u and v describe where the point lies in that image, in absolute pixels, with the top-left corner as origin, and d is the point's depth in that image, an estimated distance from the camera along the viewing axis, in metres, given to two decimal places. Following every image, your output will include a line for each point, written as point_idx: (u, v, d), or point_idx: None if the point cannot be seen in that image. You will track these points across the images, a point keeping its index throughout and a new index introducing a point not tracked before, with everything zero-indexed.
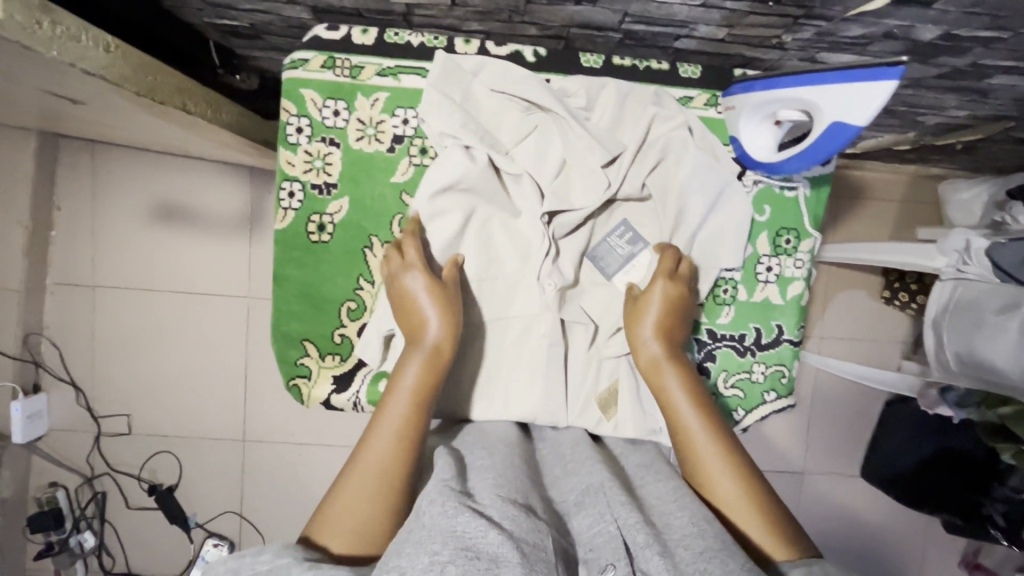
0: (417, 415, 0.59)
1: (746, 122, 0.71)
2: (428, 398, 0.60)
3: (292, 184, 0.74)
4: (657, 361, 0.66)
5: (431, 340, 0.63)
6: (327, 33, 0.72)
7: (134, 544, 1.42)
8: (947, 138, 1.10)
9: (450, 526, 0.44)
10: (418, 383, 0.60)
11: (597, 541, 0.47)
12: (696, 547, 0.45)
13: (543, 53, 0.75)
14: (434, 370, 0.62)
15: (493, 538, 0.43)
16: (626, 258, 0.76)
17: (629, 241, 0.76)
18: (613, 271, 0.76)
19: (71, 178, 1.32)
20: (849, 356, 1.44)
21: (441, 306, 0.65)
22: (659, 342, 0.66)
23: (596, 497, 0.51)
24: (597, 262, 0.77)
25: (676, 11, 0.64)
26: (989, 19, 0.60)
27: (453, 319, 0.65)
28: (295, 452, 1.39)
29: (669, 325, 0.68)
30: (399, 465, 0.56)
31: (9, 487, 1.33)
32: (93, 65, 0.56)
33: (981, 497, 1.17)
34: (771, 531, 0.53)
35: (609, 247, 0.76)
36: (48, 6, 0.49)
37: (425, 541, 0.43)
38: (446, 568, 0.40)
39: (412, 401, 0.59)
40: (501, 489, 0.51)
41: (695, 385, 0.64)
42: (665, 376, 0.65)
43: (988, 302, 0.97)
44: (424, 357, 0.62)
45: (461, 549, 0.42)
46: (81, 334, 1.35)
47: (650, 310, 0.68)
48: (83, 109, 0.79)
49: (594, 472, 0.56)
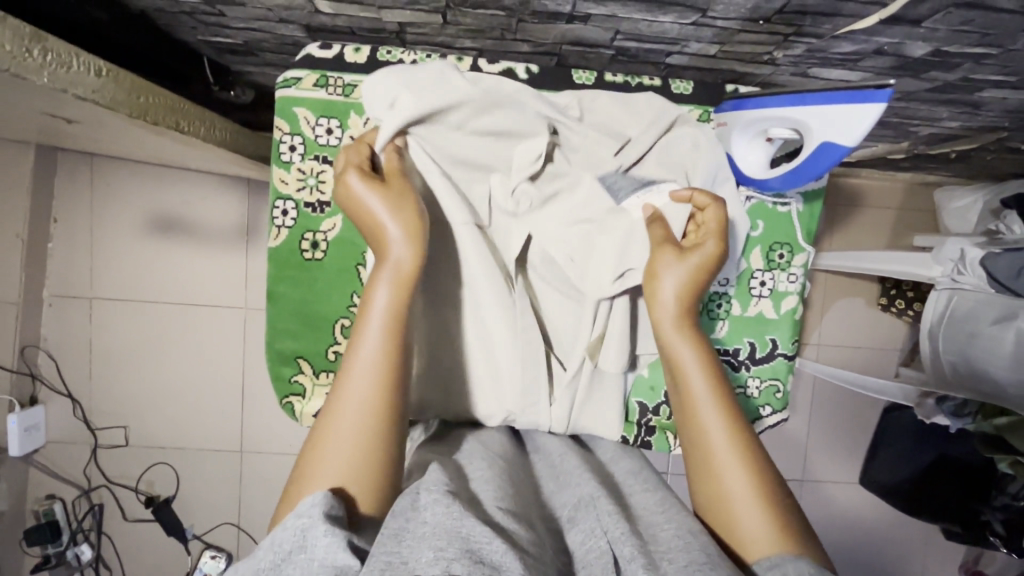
0: (393, 349, 0.54)
1: (738, 139, 0.71)
2: (402, 324, 0.55)
3: (286, 202, 0.74)
4: (674, 330, 0.61)
5: (399, 257, 0.56)
6: (320, 52, 0.73)
7: (132, 557, 1.41)
8: (941, 147, 1.11)
9: (455, 527, 0.42)
10: (390, 309, 0.55)
11: (588, 557, 0.47)
12: (680, 559, 0.44)
13: (535, 70, 0.75)
14: (404, 286, 0.56)
15: (499, 546, 0.41)
16: (641, 183, 0.70)
17: (646, 178, 0.71)
18: (624, 195, 0.70)
19: (68, 191, 1.32)
20: (846, 364, 1.44)
21: (406, 217, 0.58)
22: (680, 308, 0.61)
23: (588, 511, 0.51)
24: (608, 184, 0.70)
25: (667, 29, 0.65)
26: (978, 36, 0.60)
27: (420, 224, 0.58)
28: (293, 463, 1.39)
29: (696, 288, 0.62)
30: (382, 403, 0.52)
31: (6, 500, 1.32)
32: (84, 90, 0.56)
33: (980, 505, 1.18)
34: (777, 531, 0.50)
35: (624, 176, 0.71)
36: (39, 34, 0.49)
37: (428, 538, 0.41)
38: (451, 565, 0.38)
39: (386, 325, 0.54)
40: (493, 502, 0.50)
41: (713, 364, 0.60)
42: (683, 348, 0.60)
43: (986, 313, 0.97)
44: (391, 278, 0.56)
45: (466, 550, 0.40)
46: (78, 346, 1.35)
47: (675, 271, 0.62)
48: (78, 126, 0.80)
49: (585, 484, 0.56)
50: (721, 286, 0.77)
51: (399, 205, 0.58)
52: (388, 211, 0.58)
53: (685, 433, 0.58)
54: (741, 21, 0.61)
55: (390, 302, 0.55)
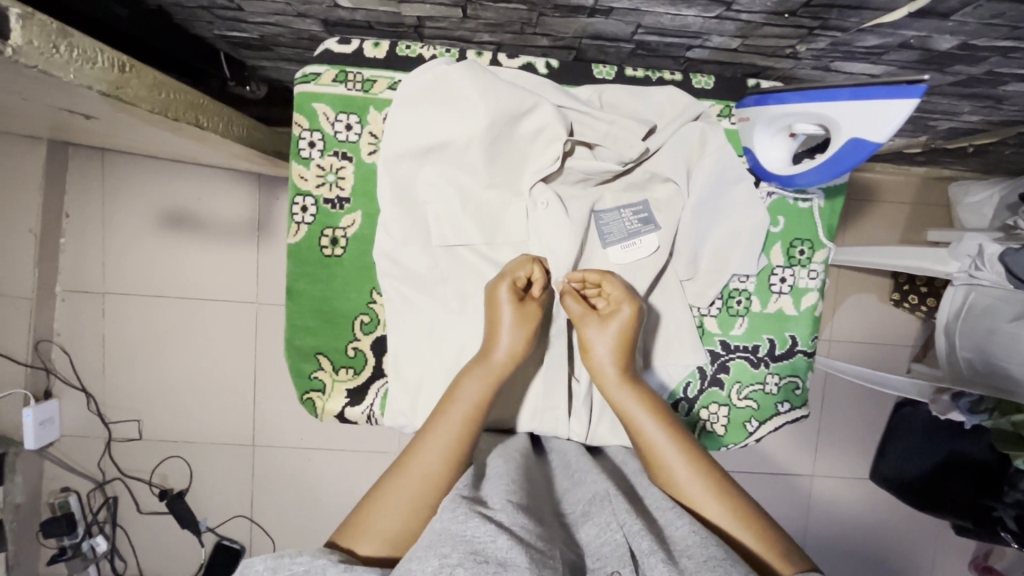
0: (464, 436, 0.58)
1: (760, 134, 0.70)
2: (481, 416, 0.60)
3: (305, 199, 0.74)
4: (618, 385, 0.63)
5: (500, 361, 0.62)
6: (338, 47, 0.72)
7: (145, 548, 1.43)
8: (959, 141, 1.09)
9: (460, 531, 0.44)
10: (477, 398, 0.60)
11: (603, 551, 0.47)
12: (699, 556, 0.44)
13: (556, 64, 0.75)
14: (494, 384, 0.62)
15: (503, 542, 0.42)
16: (630, 234, 0.72)
17: (640, 220, 0.73)
18: (611, 241, 0.73)
19: (82, 186, 1.32)
20: (858, 359, 1.43)
21: (525, 333, 0.63)
22: (618, 365, 0.64)
23: (602, 506, 0.51)
24: (600, 224, 0.73)
25: (690, 22, 0.64)
26: (1007, 29, 0.59)
27: (530, 345, 0.64)
28: (304, 457, 1.40)
29: (629, 345, 0.65)
30: (442, 477, 0.55)
31: (21, 493, 1.34)
32: (108, 86, 0.56)
33: (992, 501, 1.15)
34: (766, 547, 0.51)
35: (618, 218, 0.73)
36: (64, 29, 0.49)
37: (436, 545, 0.43)
38: (455, 570, 0.40)
39: (470, 412, 0.59)
40: (513, 494, 0.50)
41: (658, 406, 0.62)
42: (625, 398, 0.63)
43: (1003, 310, 0.97)
44: (486, 373, 0.62)
45: (470, 552, 0.42)
46: (92, 340, 1.36)
47: (606, 334, 0.64)
48: (95, 122, 0.80)
49: (599, 481, 0.56)
50: (741, 282, 0.77)
51: (523, 320, 0.64)
52: (512, 323, 0.63)
53: (654, 475, 0.59)
54: (766, 14, 0.60)
55: (477, 394, 0.60)
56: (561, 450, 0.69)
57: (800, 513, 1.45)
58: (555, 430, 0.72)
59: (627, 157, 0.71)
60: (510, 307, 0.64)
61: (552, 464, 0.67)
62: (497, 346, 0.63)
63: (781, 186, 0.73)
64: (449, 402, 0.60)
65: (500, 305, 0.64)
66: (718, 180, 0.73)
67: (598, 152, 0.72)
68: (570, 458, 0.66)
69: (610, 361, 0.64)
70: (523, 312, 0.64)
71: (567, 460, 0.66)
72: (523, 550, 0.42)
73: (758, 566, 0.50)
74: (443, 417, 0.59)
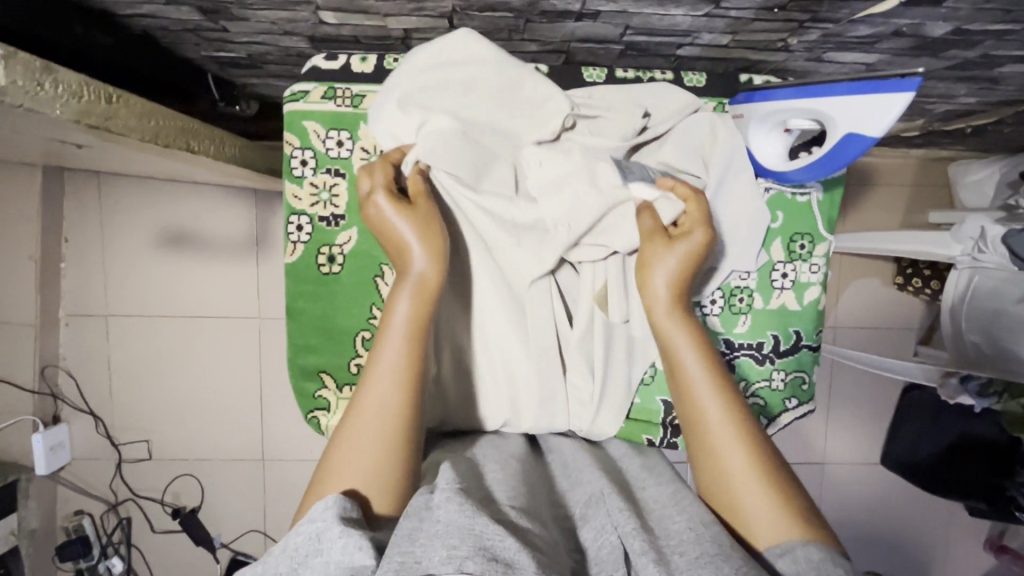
0: (410, 363, 0.55)
1: (755, 131, 0.69)
2: (420, 334, 0.57)
3: (299, 218, 0.74)
4: (670, 320, 0.60)
5: (418, 273, 0.57)
6: (326, 64, 0.72)
7: (161, 567, 1.43)
8: (957, 122, 1.09)
9: (469, 524, 0.43)
10: (410, 318, 0.56)
11: (601, 554, 0.47)
12: (690, 552, 0.44)
13: (546, 69, 0.74)
14: (426, 302, 0.57)
15: (511, 543, 0.42)
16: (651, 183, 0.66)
17: (661, 175, 0.67)
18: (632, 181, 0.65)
19: (79, 210, 1.32)
20: (863, 345, 1.43)
21: (430, 239, 0.58)
22: (673, 299, 0.61)
23: (596, 506, 0.51)
24: (622, 168, 0.66)
25: (678, 22, 0.63)
26: (1000, 14, 0.58)
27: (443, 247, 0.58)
28: (315, 468, 1.40)
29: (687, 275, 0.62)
30: (400, 408, 0.54)
31: (36, 517, 1.34)
32: (96, 119, 0.56)
33: (1004, 480, 1.14)
34: (787, 516, 0.51)
35: (641, 168, 0.67)
36: (49, 66, 0.49)
37: (442, 537, 0.42)
38: (464, 563, 0.39)
39: (409, 336, 0.56)
40: (505, 497, 0.50)
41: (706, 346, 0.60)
42: (677, 336, 0.60)
43: (1008, 292, 0.96)
44: (411, 290, 0.57)
45: (479, 547, 0.41)
46: (98, 363, 1.36)
47: (667, 260, 0.61)
48: (86, 150, 0.79)
49: (594, 481, 0.55)
50: (743, 280, 0.76)
51: (426, 231, 0.58)
52: (414, 235, 0.58)
53: (684, 431, 0.58)
54: (754, 10, 0.60)
55: (411, 316, 0.56)
56: (560, 448, 0.69)
57: (811, 500, 1.45)
58: (558, 433, 0.71)
59: (626, 140, 0.69)
60: (396, 214, 0.59)
61: (551, 463, 0.66)
62: (410, 260, 0.58)
63: (778, 182, 0.72)
64: (386, 331, 0.56)
65: (390, 220, 0.59)
66: (730, 167, 0.69)
67: (599, 126, 0.69)
68: (568, 456, 0.65)
69: (665, 298, 0.61)
70: (416, 218, 0.59)
71: (566, 459, 0.65)
72: (532, 555, 0.42)
73: (766, 526, 0.51)
74: (387, 349, 0.55)
